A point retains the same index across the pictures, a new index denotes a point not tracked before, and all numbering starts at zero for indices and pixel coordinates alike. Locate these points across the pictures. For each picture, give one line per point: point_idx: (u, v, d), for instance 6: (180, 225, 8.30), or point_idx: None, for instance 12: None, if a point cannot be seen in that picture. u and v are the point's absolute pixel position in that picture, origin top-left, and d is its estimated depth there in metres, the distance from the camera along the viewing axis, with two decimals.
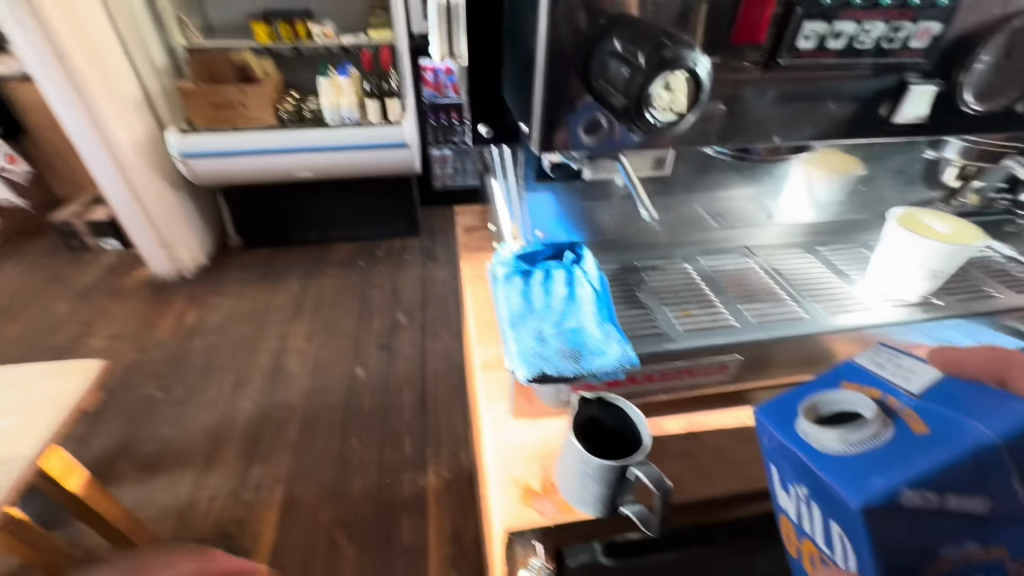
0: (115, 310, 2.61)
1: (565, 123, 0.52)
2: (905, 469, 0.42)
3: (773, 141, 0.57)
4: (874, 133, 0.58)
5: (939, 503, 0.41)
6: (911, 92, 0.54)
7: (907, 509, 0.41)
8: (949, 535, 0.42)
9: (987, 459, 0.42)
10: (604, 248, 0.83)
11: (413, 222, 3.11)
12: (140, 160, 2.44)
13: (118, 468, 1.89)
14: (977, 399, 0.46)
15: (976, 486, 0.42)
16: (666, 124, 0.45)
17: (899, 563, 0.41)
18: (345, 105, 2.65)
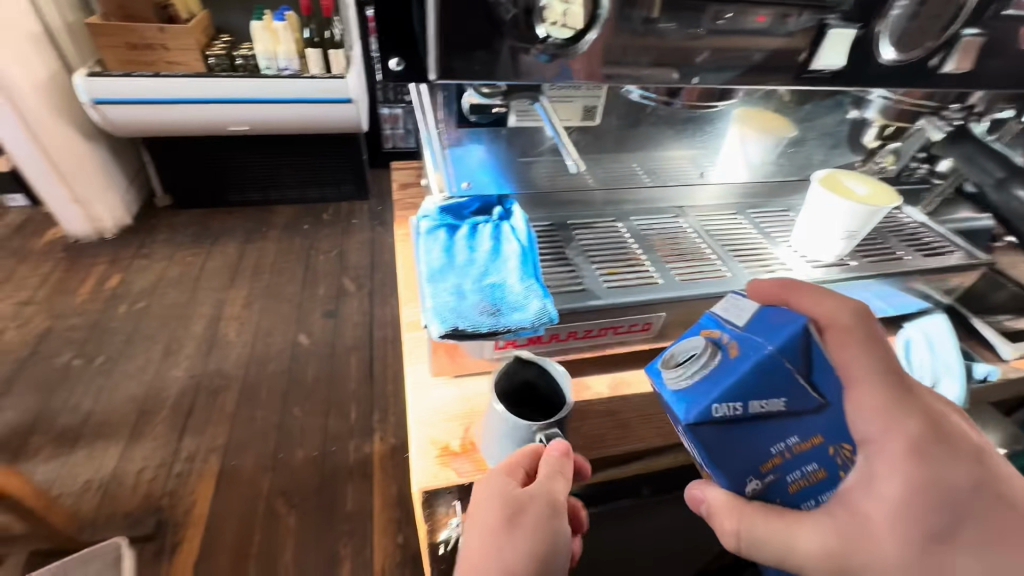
0: (23, 273, 2.36)
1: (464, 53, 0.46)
2: (715, 391, 0.49)
3: (692, 83, 0.51)
4: (791, 82, 0.53)
5: (746, 410, 0.48)
6: (830, 35, 0.49)
7: (720, 421, 0.48)
8: (768, 434, 0.49)
9: (775, 370, 0.47)
10: (536, 203, 0.81)
11: (362, 184, 2.97)
12: (42, 103, 2.17)
13: (31, 441, 1.74)
14: (767, 318, 0.50)
15: (774, 390, 0.48)
16: (560, 42, 0.46)
17: (740, 465, 0.50)
18: (283, 53, 2.43)
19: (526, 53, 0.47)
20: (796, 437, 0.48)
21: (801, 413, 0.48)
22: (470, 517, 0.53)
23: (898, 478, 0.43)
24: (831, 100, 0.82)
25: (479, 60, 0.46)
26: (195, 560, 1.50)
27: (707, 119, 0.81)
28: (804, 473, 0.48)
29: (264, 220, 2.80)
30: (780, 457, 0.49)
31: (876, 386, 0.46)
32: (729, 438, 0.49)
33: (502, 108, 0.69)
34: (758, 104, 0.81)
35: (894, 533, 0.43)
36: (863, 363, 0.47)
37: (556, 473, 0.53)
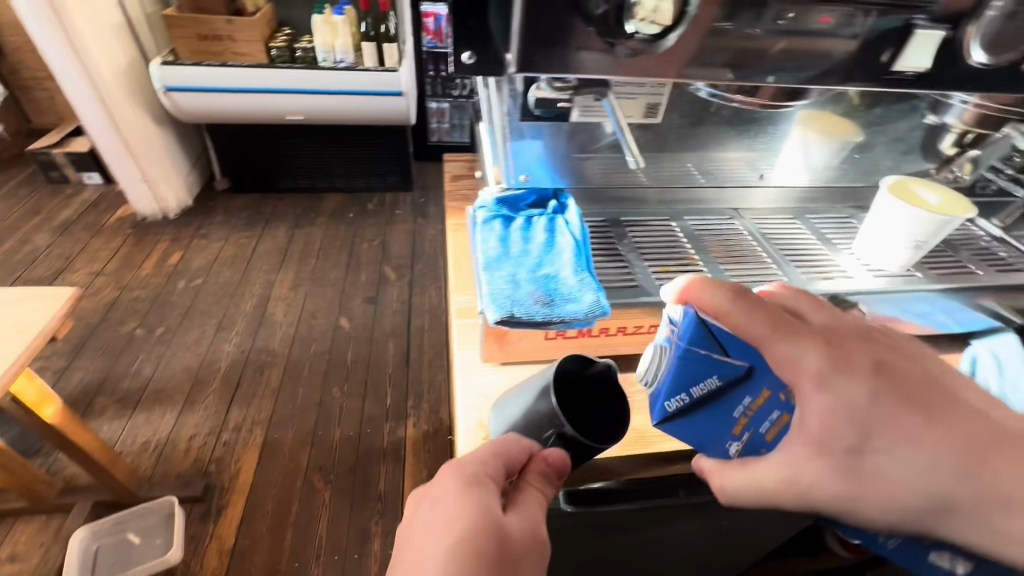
0: (95, 246, 2.55)
1: (550, 44, 0.45)
2: (662, 390, 0.54)
3: (766, 81, 0.49)
4: (869, 83, 0.51)
5: (692, 397, 0.53)
6: (916, 36, 0.47)
7: (677, 415, 0.54)
8: (727, 406, 0.54)
9: (700, 360, 0.51)
10: (590, 198, 0.82)
11: (406, 176, 3.04)
12: (121, 89, 2.33)
13: (97, 402, 1.89)
14: (677, 316, 0.53)
15: (709, 373, 0.52)
16: (647, 37, 0.44)
17: (722, 437, 0.55)
18: (340, 46, 2.51)
19: (614, 47, 0.46)
20: (749, 397, 0.52)
21: (740, 380, 0.52)
22: (439, 529, 0.43)
23: (820, 410, 0.45)
24: (906, 104, 0.78)
25: (562, 55, 0.46)
26: (238, 524, 1.59)
27: (771, 120, 0.79)
28: (772, 421, 0.52)
29: (313, 207, 2.91)
30: (747, 417, 0.53)
31: (776, 334, 0.46)
32: (698, 419, 0.55)
33: (568, 104, 0.70)
34: (827, 107, 0.78)
35: (829, 461, 0.46)
36: (755, 322, 0.47)
37: (546, 498, 0.50)
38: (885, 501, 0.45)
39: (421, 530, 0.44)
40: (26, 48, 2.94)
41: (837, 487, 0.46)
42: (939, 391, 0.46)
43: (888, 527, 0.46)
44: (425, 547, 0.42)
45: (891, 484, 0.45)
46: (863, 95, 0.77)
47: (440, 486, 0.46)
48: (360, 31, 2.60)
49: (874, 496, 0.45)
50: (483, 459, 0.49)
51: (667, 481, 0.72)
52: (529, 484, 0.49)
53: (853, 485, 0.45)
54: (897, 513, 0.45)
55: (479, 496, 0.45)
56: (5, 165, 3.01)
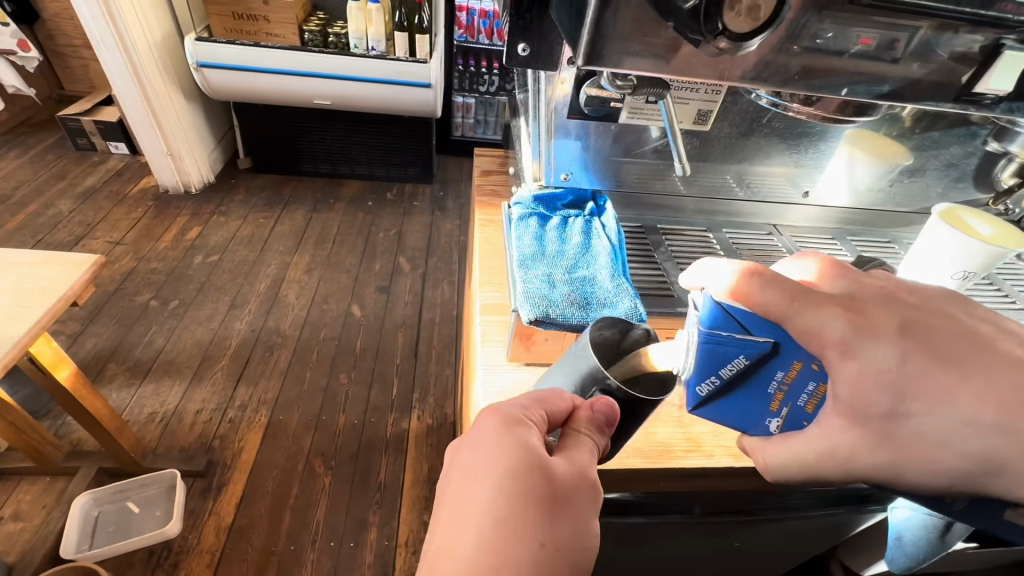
0: (117, 215, 2.57)
1: (613, 35, 0.41)
2: (690, 375, 0.52)
3: (839, 94, 0.47)
4: (943, 103, 0.48)
5: (721, 380, 0.51)
6: (1002, 58, 0.43)
7: (710, 399, 0.52)
8: (759, 382, 0.51)
9: (728, 343, 0.49)
10: (625, 202, 0.81)
11: (427, 169, 3.04)
12: (154, 61, 2.34)
13: (108, 368, 1.90)
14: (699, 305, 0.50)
15: (737, 356, 0.49)
16: (737, 38, 0.40)
17: (759, 414, 0.54)
18: (373, 34, 2.51)
19: (697, 45, 0.42)
20: (782, 371, 0.50)
21: (769, 357, 0.50)
22: (486, 468, 0.44)
23: (849, 380, 0.45)
24: (964, 129, 0.76)
25: (631, 53, 0.42)
26: (238, 502, 1.59)
27: (821, 138, 0.77)
28: (810, 394, 0.50)
29: (332, 192, 2.92)
30: (785, 391, 0.51)
31: (799, 307, 0.46)
32: (734, 399, 0.53)
33: (617, 102, 0.68)
34: (877, 127, 0.77)
35: (864, 432, 0.46)
36: (771, 299, 0.46)
37: (595, 445, 0.49)
38: (928, 465, 0.46)
39: (465, 467, 0.46)
40: (64, 15, 2.97)
41: (877, 457, 0.46)
42: (970, 346, 0.46)
43: (940, 489, 0.48)
44: (470, 484, 0.44)
45: (932, 446, 0.46)
46: (918, 117, 0.75)
47: (481, 429, 0.47)
48: (394, 20, 2.59)
49: (915, 461, 0.46)
50: (524, 406, 0.49)
51: (685, 497, 0.73)
52: (575, 431, 0.49)
53: (894, 452, 0.46)
54: (942, 474, 0.47)
55: (524, 440, 0.46)
56: (35, 129, 3.05)
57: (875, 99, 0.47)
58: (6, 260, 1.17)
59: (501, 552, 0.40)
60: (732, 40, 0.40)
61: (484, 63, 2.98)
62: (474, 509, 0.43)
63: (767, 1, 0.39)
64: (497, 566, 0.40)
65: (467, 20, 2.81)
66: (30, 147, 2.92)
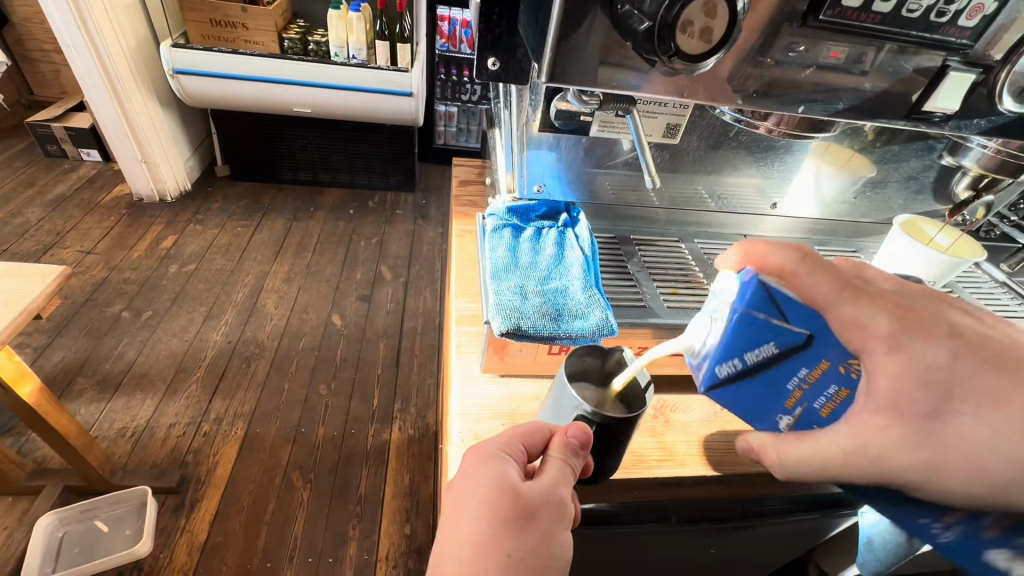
0: (89, 223, 2.50)
1: (577, 53, 0.42)
2: (714, 356, 0.52)
3: (797, 111, 0.48)
4: (896, 119, 0.50)
5: (743, 364, 0.52)
6: (949, 77, 0.45)
7: (728, 381, 0.53)
8: (779, 373, 0.52)
9: (764, 326, 0.49)
10: (599, 215, 0.82)
11: (409, 177, 3.03)
12: (128, 67, 2.30)
13: (76, 382, 1.84)
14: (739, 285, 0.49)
15: (768, 339, 0.50)
16: (692, 58, 0.41)
17: (770, 406, 0.55)
18: (354, 42, 2.51)
19: (652, 64, 0.43)
20: (806, 368, 0.51)
21: (797, 351, 0.50)
22: (466, 493, 0.46)
23: (897, 374, 0.44)
24: (921, 143, 0.79)
25: (592, 72, 0.43)
26: (212, 519, 1.54)
27: (786, 151, 0.80)
28: (829, 396, 0.51)
29: (313, 200, 2.89)
30: (803, 389, 0.52)
31: (848, 297, 0.46)
32: (750, 386, 0.54)
33: (588, 117, 0.68)
34: (841, 141, 0.79)
35: (904, 429, 0.45)
36: (815, 284, 0.46)
37: (570, 468, 0.49)
38: (970, 473, 0.45)
39: (446, 498, 0.47)
40: (34, 19, 2.90)
41: (914, 463, 0.45)
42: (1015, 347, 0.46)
43: (977, 500, 0.46)
44: (452, 513, 0.46)
45: (976, 453, 0.44)
46: (879, 131, 0.78)
47: (462, 468, 0.49)
48: (375, 29, 2.59)
49: (957, 469, 0.45)
50: (501, 440, 0.51)
51: (660, 508, 0.72)
52: (549, 455, 0.50)
53: (933, 458, 0.45)
54: (988, 482, 0.44)
55: (497, 468, 0.47)
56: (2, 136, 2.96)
57: (833, 113, 0.49)
58: None
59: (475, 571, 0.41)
60: (685, 61, 0.41)
61: (466, 72, 2.99)
62: (452, 536, 0.44)
63: (719, 23, 0.40)
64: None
65: (448, 30, 2.82)
66: None
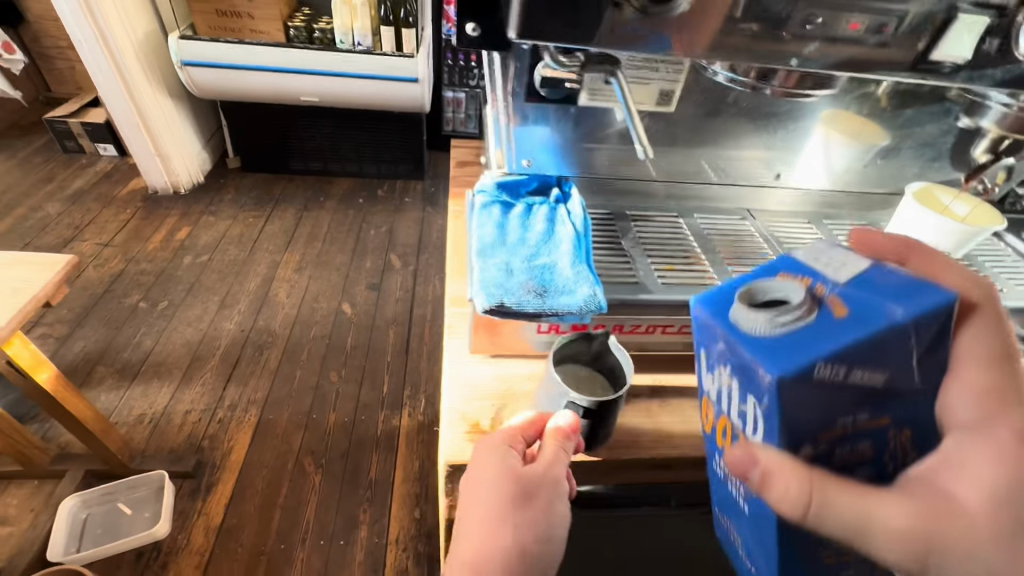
0: (106, 217, 2.55)
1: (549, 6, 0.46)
2: (825, 342, 0.37)
3: (793, 64, 0.51)
4: (905, 74, 0.52)
5: (845, 377, 0.37)
6: (955, 23, 0.48)
7: (814, 383, 0.36)
8: (843, 406, 0.38)
9: (901, 339, 0.37)
10: (595, 188, 0.79)
11: (418, 165, 3.01)
12: (138, 60, 2.32)
13: (96, 371, 1.89)
14: (885, 282, 0.41)
15: (885, 360, 0.37)
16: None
17: (802, 438, 0.38)
18: (358, 29, 2.49)
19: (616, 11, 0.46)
20: (868, 413, 0.39)
21: (894, 392, 0.39)
22: (478, 475, 0.49)
23: (1000, 462, 0.37)
24: (937, 104, 0.74)
25: (565, 26, 0.47)
26: (227, 502, 1.58)
27: (790, 117, 0.77)
28: (855, 451, 0.40)
29: (323, 190, 2.90)
30: (845, 432, 0.39)
31: (985, 369, 0.41)
32: (808, 408, 0.37)
33: (575, 85, 0.66)
34: (850, 106, 0.76)
35: (996, 529, 0.36)
36: (976, 338, 0.42)
37: (567, 452, 0.52)
38: None
39: (460, 484, 0.50)
40: (48, 16, 2.95)
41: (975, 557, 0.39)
42: None
43: None
44: (465, 496, 0.49)
45: None
46: (892, 95, 0.74)
47: (473, 455, 0.52)
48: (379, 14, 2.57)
49: None
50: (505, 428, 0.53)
51: (660, 488, 0.73)
52: (547, 441, 0.52)
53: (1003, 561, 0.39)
54: None
55: (504, 453, 0.50)
56: (23, 133, 3.04)
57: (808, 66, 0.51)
58: None
59: (486, 543, 0.45)
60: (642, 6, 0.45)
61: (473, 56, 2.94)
62: (466, 516, 0.47)
63: None
64: (482, 552, 0.44)
65: None
66: (18, 150, 2.90)
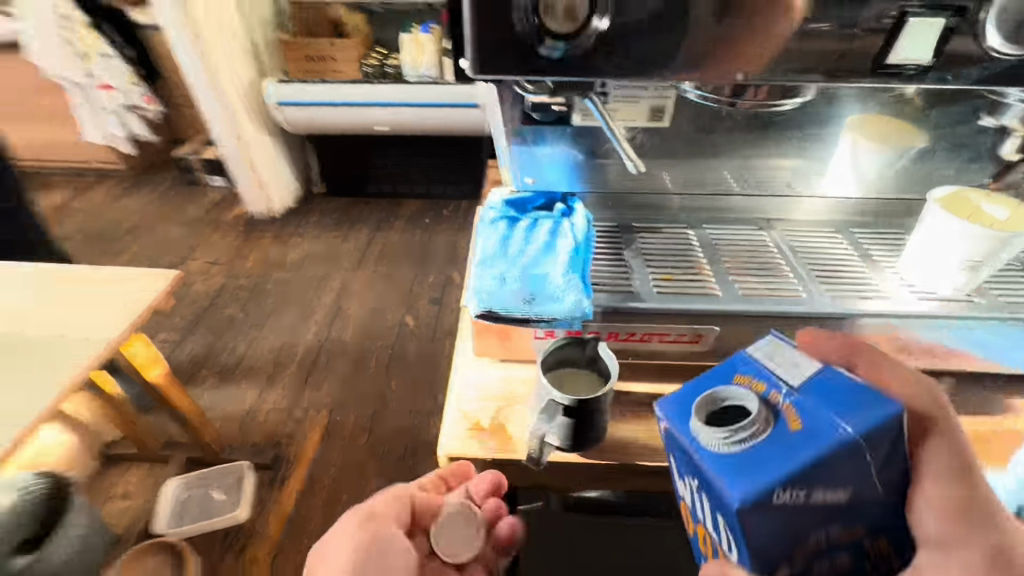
0: (214, 239, 2.95)
1: (489, 51, 0.52)
2: (779, 462, 0.40)
3: (736, 79, 0.52)
4: (866, 80, 0.53)
5: (807, 497, 0.40)
6: (911, 24, 0.49)
7: (778, 508, 0.40)
8: (811, 524, 0.41)
9: (853, 454, 0.41)
10: (607, 203, 0.83)
11: (480, 185, 3.17)
12: (242, 104, 2.69)
13: (200, 372, 2.19)
14: (838, 392, 0.45)
15: (842, 476, 0.40)
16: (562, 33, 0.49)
17: (774, 557, 0.41)
18: (425, 63, 2.70)
19: (537, 48, 0.51)
20: (840, 528, 0.41)
21: (860, 505, 0.41)
22: None
23: None
24: (965, 99, 0.69)
25: (508, 66, 0.52)
26: (298, 495, 1.75)
27: (808, 122, 0.75)
28: (833, 563, 0.42)
29: (394, 211, 3.13)
30: (820, 547, 0.41)
31: (948, 484, 0.42)
32: (777, 529, 0.40)
33: (565, 106, 0.69)
34: (876, 109, 0.73)
35: None
36: (935, 452, 0.44)
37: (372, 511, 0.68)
38: None
39: None
40: None
41: None
42: None
43: None
44: None
45: None
46: (928, 96, 0.70)
47: None
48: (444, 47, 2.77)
49: None
50: None
51: (656, 498, 0.77)
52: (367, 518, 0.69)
53: None
54: None
55: None
56: (155, 170, 3.61)
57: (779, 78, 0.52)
58: (97, 274, 1.35)
59: None
60: (553, 39, 0.49)
61: None
62: None
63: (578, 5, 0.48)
64: None
65: None
66: (151, 184, 3.45)
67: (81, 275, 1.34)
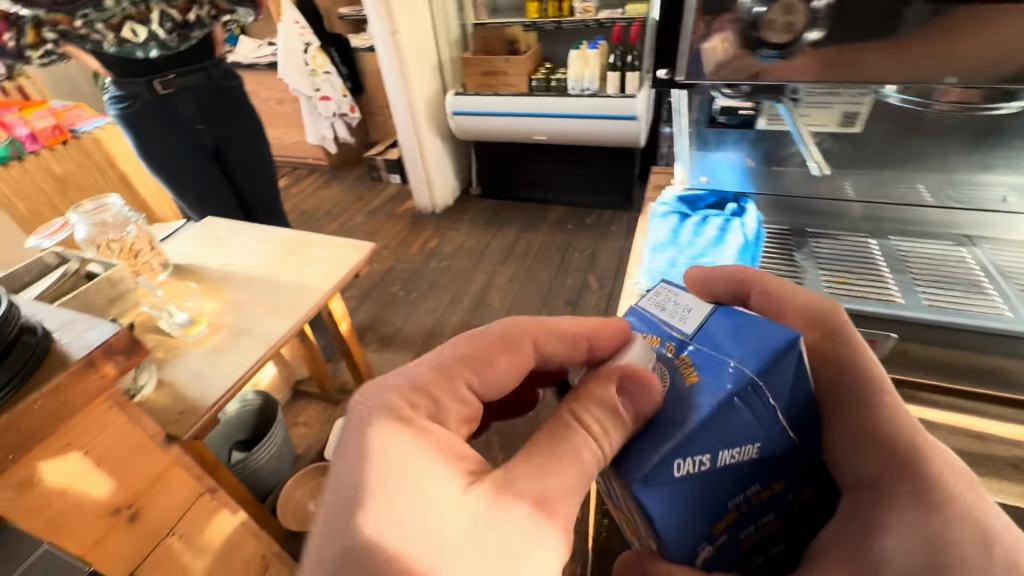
0: (388, 228, 3.46)
1: (707, 58, 0.75)
2: (672, 419, 0.42)
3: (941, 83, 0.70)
4: None
5: (713, 460, 0.41)
6: None
7: (685, 480, 0.40)
8: (727, 487, 0.42)
9: (748, 393, 0.42)
10: (778, 205, 0.94)
11: (626, 197, 3.22)
12: (427, 113, 3.14)
13: (367, 336, 2.60)
14: (728, 332, 0.46)
15: (735, 428, 0.41)
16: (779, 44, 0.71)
17: (696, 529, 0.42)
18: (589, 76, 2.84)
19: (753, 53, 0.73)
20: (757, 487, 0.44)
21: (768, 458, 0.43)
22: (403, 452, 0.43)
23: (905, 523, 0.42)
24: None
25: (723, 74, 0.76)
26: None
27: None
28: (759, 525, 0.45)
29: (539, 216, 3.34)
30: (740, 512, 0.43)
31: (859, 413, 0.48)
32: (692, 499, 0.41)
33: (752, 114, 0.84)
34: None
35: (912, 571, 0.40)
36: (833, 370, 0.50)
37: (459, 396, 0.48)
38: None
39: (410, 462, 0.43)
40: None
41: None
42: None
43: None
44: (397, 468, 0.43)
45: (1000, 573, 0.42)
46: None
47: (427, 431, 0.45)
48: (608, 62, 2.90)
49: None
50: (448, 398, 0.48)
51: None
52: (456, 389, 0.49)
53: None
54: None
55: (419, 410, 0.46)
56: (349, 167, 4.34)
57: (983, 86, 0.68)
58: (314, 240, 1.74)
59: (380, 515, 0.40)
60: (769, 49, 0.71)
61: None
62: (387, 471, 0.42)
63: (795, 22, 0.69)
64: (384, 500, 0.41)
65: None
66: (345, 179, 4.16)
67: (307, 238, 1.75)
